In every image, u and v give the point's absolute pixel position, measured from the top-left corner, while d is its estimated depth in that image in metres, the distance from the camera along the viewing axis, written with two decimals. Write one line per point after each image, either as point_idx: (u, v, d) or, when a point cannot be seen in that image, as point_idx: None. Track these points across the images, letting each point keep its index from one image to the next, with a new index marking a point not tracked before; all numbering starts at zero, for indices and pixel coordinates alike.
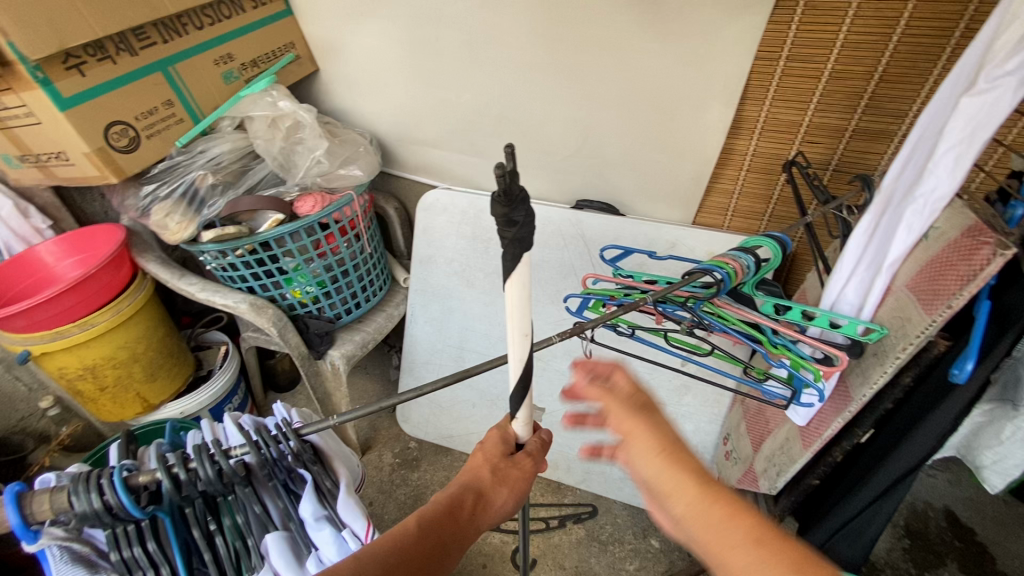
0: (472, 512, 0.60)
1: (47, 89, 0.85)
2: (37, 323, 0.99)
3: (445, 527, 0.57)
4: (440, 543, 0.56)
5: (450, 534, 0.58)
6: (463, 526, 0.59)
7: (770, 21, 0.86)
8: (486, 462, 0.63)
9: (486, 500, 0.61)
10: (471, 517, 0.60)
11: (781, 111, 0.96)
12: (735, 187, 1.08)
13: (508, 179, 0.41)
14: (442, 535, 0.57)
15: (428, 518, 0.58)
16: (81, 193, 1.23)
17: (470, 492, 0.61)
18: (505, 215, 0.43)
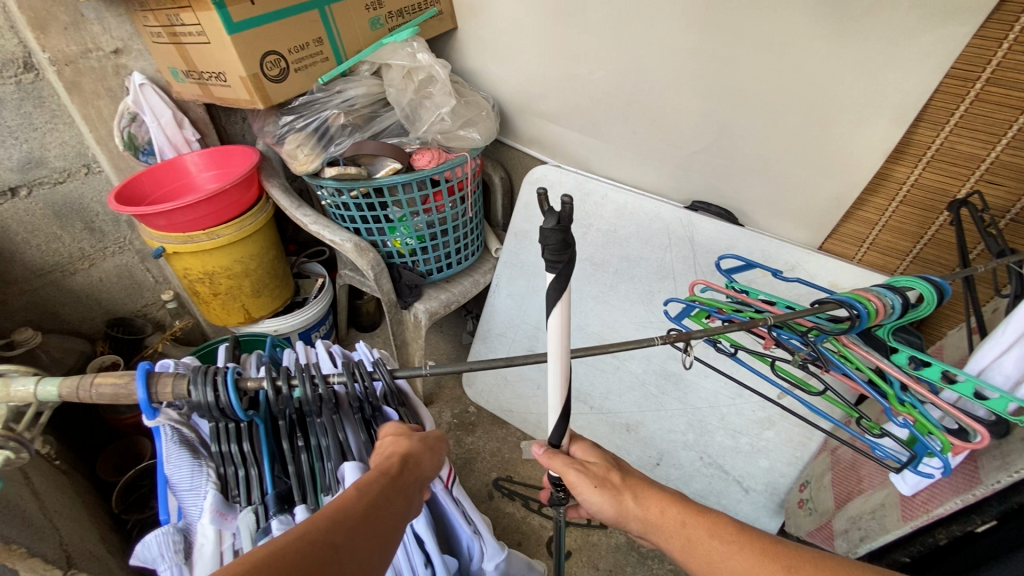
0: (407, 485, 0.54)
1: (221, 12, 0.91)
2: (175, 225, 1.09)
3: (387, 493, 0.51)
4: (386, 510, 0.50)
5: (392, 501, 0.51)
6: (406, 492, 0.53)
7: (976, 35, 0.75)
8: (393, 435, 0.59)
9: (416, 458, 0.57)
10: (408, 482, 0.54)
11: (962, 141, 0.83)
12: (879, 218, 0.97)
13: (568, 211, 0.42)
14: (386, 505, 0.50)
15: (365, 490, 0.50)
16: (227, 113, 1.36)
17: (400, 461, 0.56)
18: (561, 240, 0.44)
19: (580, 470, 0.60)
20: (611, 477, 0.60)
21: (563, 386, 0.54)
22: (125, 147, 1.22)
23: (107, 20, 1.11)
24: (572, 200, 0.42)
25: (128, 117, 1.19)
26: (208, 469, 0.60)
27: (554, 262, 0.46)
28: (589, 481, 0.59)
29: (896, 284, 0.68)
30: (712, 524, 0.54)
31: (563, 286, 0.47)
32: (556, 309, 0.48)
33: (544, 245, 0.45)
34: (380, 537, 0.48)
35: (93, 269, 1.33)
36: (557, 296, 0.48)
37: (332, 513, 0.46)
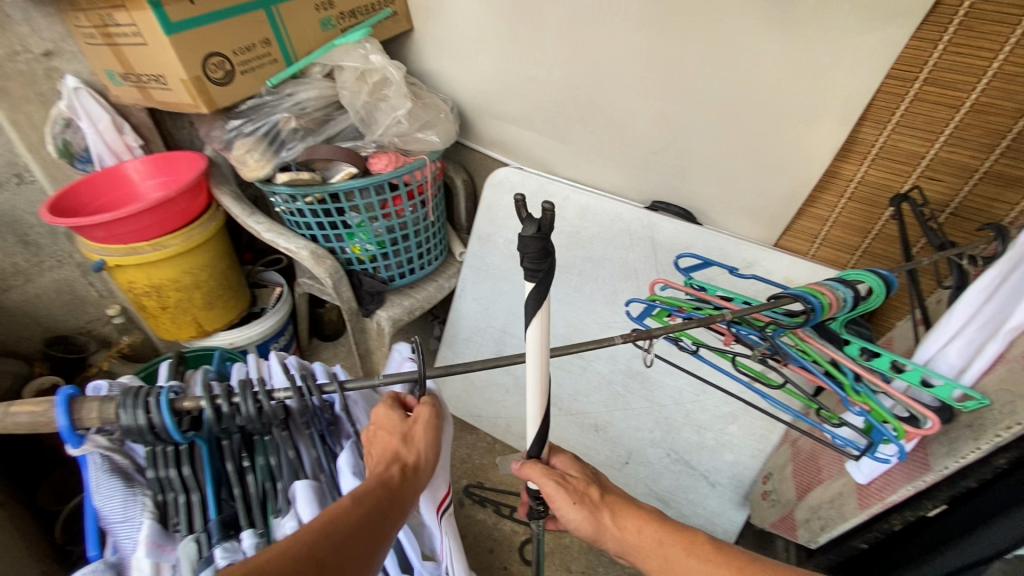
0: (399, 498, 0.53)
1: (157, 12, 0.87)
2: (117, 236, 1.03)
3: (379, 509, 0.51)
4: (377, 524, 0.50)
5: (387, 514, 0.52)
6: (400, 504, 0.53)
7: (914, 37, 0.78)
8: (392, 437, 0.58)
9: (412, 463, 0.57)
10: (403, 496, 0.54)
11: (903, 139, 0.87)
12: (830, 215, 1.00)
13: (549, 217, 0.41)
14: (378, 519, 0.50)
15: (355, 507, 0.50)
16: (172, 118, 1.29)
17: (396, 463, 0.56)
18: (540, 249, 0.42)
19: (560, 482, 0.58)
20: (590, 495, 0.59)
21: (542, 400, 0.54)
22: (59, 154, 1.15)
23: (36, 21, 1.04)
24: (552, 207, 0.41)
25: (62, 123, 1.12)
26: (143, 497, 0.56)
27: (534, 271, 0.44)
28: (568, 497, 0.57)
29: (846, 278, 0.69)
30: (690, 542, 0.54)
31: (542, 294, 0.45)
32: (535, 322, 0.48)
33: (524, 253, 0.43)
34: (365, 552, 0.48)
35: (29, 285, 1.25)
36: (536, 306, 0.46)
37: (323, 524, 0.47)
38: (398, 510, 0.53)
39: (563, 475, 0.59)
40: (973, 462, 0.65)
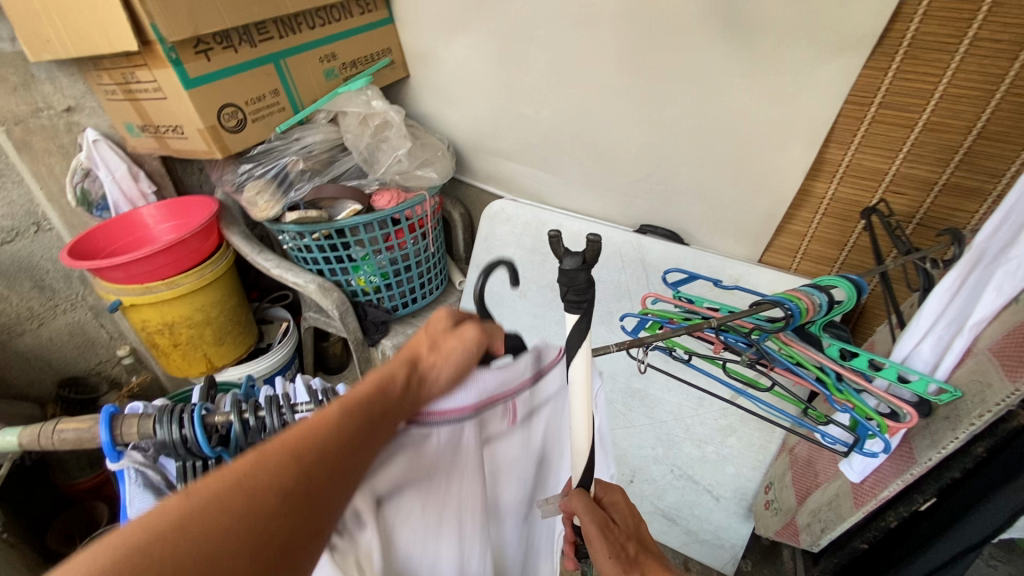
0: (386, 412, 0.46)
1: (177, 69, 0.94)
2: (133, 276, 1.08)
3: (369, 421, 0.44)
4: (367, 440, 0.43)
5: (379, 427, 0.45)
6: (392, 417, 0.46)
7: (866, 66, 0.86)
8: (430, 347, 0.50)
9: (426, 375, 0.50)
10: (401, 408, 0.48)
11: (867, 157, 0.94)
12: (808, 230, 1.07)
13: (591, 251, 0.49)
14: (368, 437, 0.43)
15: (335, 428, 0.41)
16: (183, 165, 1.36)
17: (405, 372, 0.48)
18: (586, 281, 0.50)
19: (604, 528, 0.57)
20: (627, 548, 0.58)
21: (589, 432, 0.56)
22: (77, 202, 1.22)
23: (59, 79, 1.12)
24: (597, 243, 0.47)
25: (81, 172, 1.20)
26: None
27: (577, 302, 0.51)
28: (608, 548, 0.57)
29: (819, 284, 0.74)
30: None
31: (583, 329, 0.52)
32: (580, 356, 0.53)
33: (570, 286, 0.51)
34: (353, 472, 0.42)
35: (42, 328, 1.29)
36: (579, 338, 0.52)
37: (308, 440, 0.39)
38: (385, 424, 0.45)
39: (609, 524, 0.58)
40: (955, 452, 0.70)
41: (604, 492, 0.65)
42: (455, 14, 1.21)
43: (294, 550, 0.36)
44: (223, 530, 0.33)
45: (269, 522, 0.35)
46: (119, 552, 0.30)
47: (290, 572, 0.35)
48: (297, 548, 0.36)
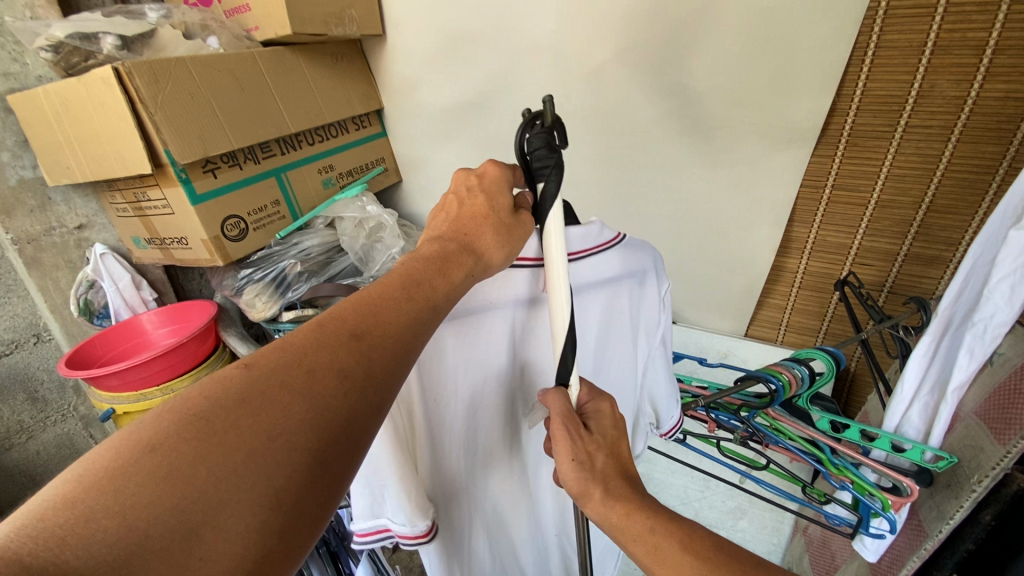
0: (453, 286, 0.52)
1: (186, 186, 1.01)
2: (129, 383, 1.08)
3: (378, 364, 0.45)
4: (379, 379, 0.45)
5: (390, 364, 0.46)
6: (409, 354, 0.48)
7: (814, 155, 0.95)
8: (483, 208, 0.55)
9: (484, 260, 0.54)
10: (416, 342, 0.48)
11: (830, 234, 1.01)
12: (787, 303, 1.12)
13: (550, 109, 0.50)
14: (379, 378, 0.45)
15: (382, 325, 0.46)
16: (185, 272, 1.43)
17: (466, 254, 0.53)
18: (546, 142, 0.49)
19: (570, 432, 0.53)
20: (595, 459, 0.54)
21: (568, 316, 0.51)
22: (80, 312, 1.24)
23: (73, 200, 1.20)
24: (551, 99, 0.49)
25: (85, 285, 1.24)
26: None
27: (543, 166, 0.49)
28: (570, 452, 0.53)
29: (800, 357, 0.77)
30: (686, 538, 0.48)
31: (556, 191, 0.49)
32: (552, 211, 0.49)
33: (533, 150, 0.49)
34: (369, 405, 0.44)
35: (30, 442, 1.28)
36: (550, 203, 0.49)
37: (301, 377, 0.41)
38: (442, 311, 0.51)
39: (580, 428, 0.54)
40: (964, 522, 0.67)
41: (590, 398, 0.58)
42: (443, 125, 1.34)
43: (351, 423, 0.42)
44: (286, 403, 0.39)
45: (323, 399, 0.41)
46: (205, 409, 0.37)
47: (318, 478, 0.40)
48: (356, 421, 0.43)
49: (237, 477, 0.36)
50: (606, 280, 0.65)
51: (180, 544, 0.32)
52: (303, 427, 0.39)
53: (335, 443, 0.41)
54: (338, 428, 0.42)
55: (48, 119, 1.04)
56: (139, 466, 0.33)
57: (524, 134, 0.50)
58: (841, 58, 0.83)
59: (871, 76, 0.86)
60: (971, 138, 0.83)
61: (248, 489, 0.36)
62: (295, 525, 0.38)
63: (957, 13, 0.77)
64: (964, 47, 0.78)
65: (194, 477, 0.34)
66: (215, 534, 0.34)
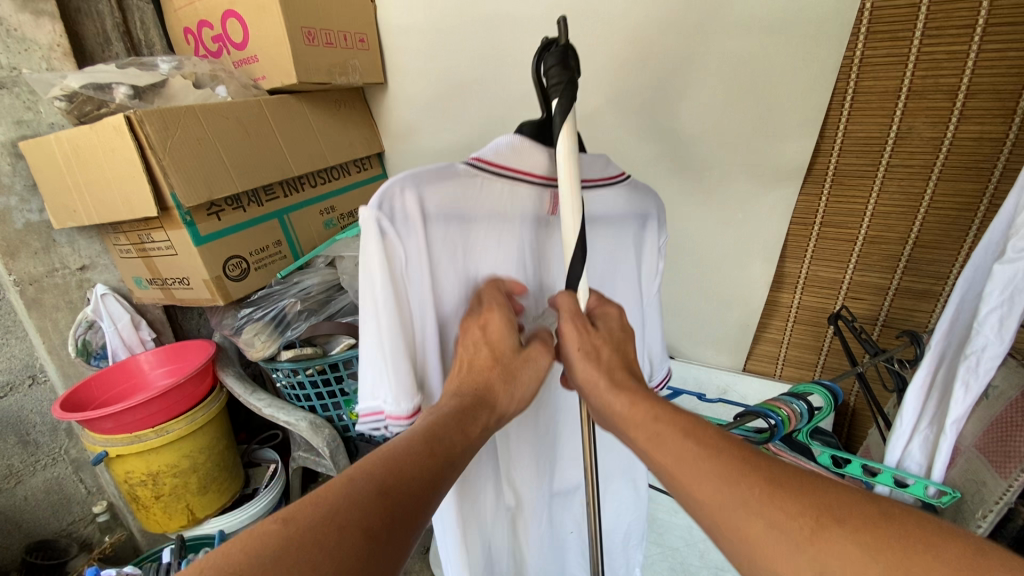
0: (472, 444, 0.52)
1: (190, 229, 1.04)
2: (124, 425, 1.07)
3: (404, 515, 0.40)
4: (405, 531, 0.39)
5: (415, 516, 0.41)
6: (432, 504, 0.44)
7: (802, 194, 0.98)
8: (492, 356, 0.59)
9: (499, 409, 0.56)
10: (436, 490, 0.45)
11: (821, 269, 1.03)
12: (783, 337, 1.13)
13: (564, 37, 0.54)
14: (405, 532, 0.39)
15: (406, 479, 0.42)
16: (184, 312, 1.44)
17: (483, 409, 0.55)
18: (560, 65, 0.55)
19: (579, 326, 0.59)
20: (600, 350, 0.58)
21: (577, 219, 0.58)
22: (77, 352, 1.25)
23: (78, 242, 1.22)
24: (566, 27, 0.53)
25: (84, 325, 1.24)
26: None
27: (557, 87, 0.55)
28: (576, 342, 0.58)
29: (797, 391, 0.77)
30: None
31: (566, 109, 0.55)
32: (564, 127, 0.56)
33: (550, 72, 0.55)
34: (394, 571, 0.37)
35: (18, 487, 1.25)
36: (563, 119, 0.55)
37: (332, 529, 0.35)
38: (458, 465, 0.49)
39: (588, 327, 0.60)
40: None
41: (597, 305, 0.64)
42: None
43: None
44: (313, 562, 0.33)
45: (351, 560, 0.34)
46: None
47: None
48: None
49: None
50: (607, 211, 0.72)
51: None
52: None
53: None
54: None
55: (58, 165, 1.07)
56: None
57: (538, 65, 0.57)
58: (819, 104, 0.89)
59: (852, 119, 0.90)
60: (951, 176, 0.86)
61: None
62: None
63: (928, 61, 0.82)
64: (938, 92, 0.83)
65: None
66: None
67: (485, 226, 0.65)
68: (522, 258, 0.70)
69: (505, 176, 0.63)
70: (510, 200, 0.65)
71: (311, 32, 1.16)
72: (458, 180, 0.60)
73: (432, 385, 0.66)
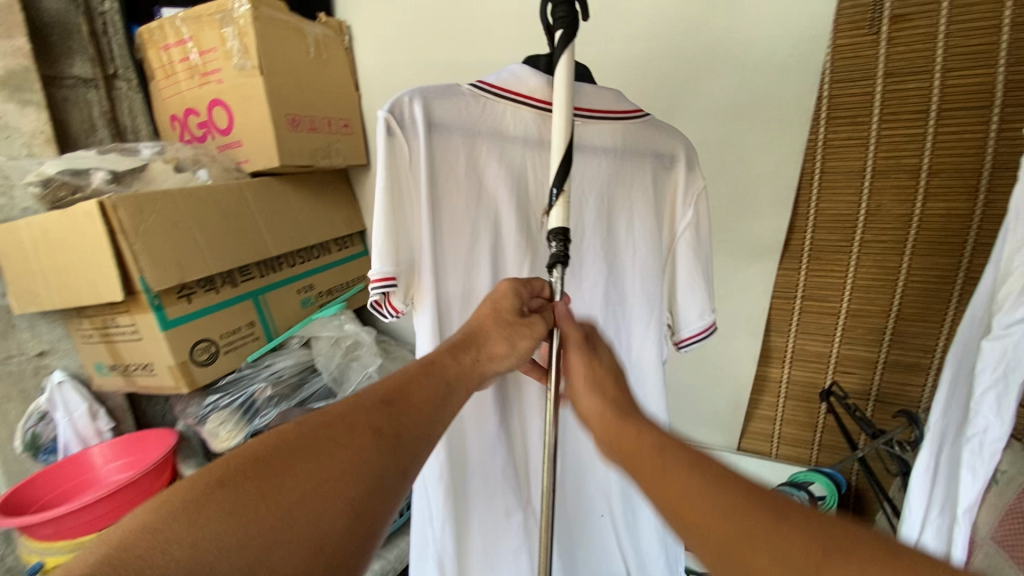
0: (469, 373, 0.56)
1: (157, 313, 1.00)
2: (64, 531, 0.96)
3: (412, 428, 0.48)
4: (412, 440, 0.47)
5: (421, 424, 0.49)
6: (439, 418, 0.51)
7: (781, 268, 0.99)
8: (491, 316, 0.59)
9: (488, 350, 0.58)
10: (445, 408, 0.52)
11: (808, 343, 1.02)
12: (776, 413, 1.09)
13: None
14: (412, 442, 0.47)
15: (411, 401, 0.50)
16: (148, 398, 1.36)
17: (474, 348, 0.57)
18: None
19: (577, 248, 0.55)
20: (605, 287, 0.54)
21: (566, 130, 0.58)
22: (24, 447, 1.15)
23: (39, 327, 1.17)
24: None
25: (36, 416, 1.16)
26: None
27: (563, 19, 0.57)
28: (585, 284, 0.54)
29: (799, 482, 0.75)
30: None
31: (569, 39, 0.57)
32: (563, 59, 0.57)
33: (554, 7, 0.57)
34: (403, 466, 0.45)
35: None
36: (565, 45, 0.57)
37: (346, 428, 0.44)
38: (458, 388, 0.55)
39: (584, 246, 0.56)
40: None
41: None
42: None
43: (381, 483, 0.43)
44: (330, 451, 0.42)
45: (361, 454, 0.43)
46: (248, 458, 0.40)
47: (351, 535, 0.39)
48: (387, 485, 0.43)
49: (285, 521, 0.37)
50: (612, 148, 0.71)
51: None
52: (343, 480, 0.41)
53: (373, 495, 0.42)
54: (375, 484, 0.42)
55: (25, 249, 1.04)
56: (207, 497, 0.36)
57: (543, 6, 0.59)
58: (788, 182, 0.94)
59: (822, 196, 0.93)
60: (925, 250, 0.88)
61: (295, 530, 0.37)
62: None
63: (888, 141, 0.87)
64: (901, 172, 0.87)
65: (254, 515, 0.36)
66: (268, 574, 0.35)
67: (488, 144, 0.68)
68: (527, 173, 0.71)
69: (506, 99, 0.67)
70: (514, 122, 0.68)
71: (296, 118, 1.20)
72: (463, 99, 0.66)
73: (424, 261, 0.68)
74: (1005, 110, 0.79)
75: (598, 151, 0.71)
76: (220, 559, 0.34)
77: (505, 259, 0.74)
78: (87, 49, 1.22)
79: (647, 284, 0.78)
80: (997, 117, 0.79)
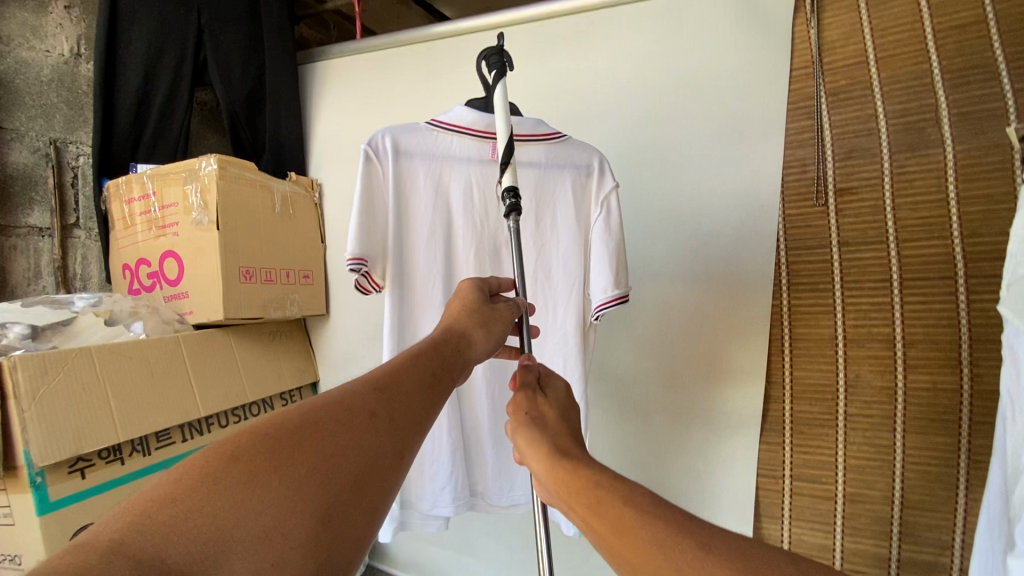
0: (452, 371, 0.60)
1: (37, 492, 0.83)
2: None
3: (408, 409, 0.51)
4: (407, 417, 0.50)
5: (416, 404, 0.52)
6: (432, 402, 0.55)
7: (763, 441, 0.95)
8: (462, 309, 0.68)
9: (469, 341, 0.64)
10: (438, 390, 0.57)
11: (806, 533, 0.91)
12: None
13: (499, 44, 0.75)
14: (408, 417, 0.51)
15: (401, 385, 0.53)
16: None
17: (456, 342, 0.63)
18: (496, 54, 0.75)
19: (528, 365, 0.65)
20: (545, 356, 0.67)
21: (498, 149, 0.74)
22: None
23: None
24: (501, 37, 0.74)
25: None
26: None
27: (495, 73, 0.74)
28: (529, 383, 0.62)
29: None
30: None
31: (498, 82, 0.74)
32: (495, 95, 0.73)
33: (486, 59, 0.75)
34: (402, 439, 0.49)
35: None
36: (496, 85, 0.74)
37: (345, 406, 0.47)
38: (444, 376, 0.59)
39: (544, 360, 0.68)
40: None
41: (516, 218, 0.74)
42: None
43: (377, 463, 0.46)
44: (329, 433, 0.44)
45: (359, 432, 0.46)
46: (260, 434, 0.42)
47: (359, 503, 0.43)
48: (383, 466, 0.46)
49: (295, 493, 0.39)
50: (541, 161, 0.88)
51: (257, 546, 0.36)
52: (345, 458, 0.43)
53: (369, 475, 0.45)
54: (373, 462, 0.45)
55: None
56: (216, 478, 0.37)
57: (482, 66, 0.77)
58: (759, 347, 0.96)
59: (796, 365, 0.93)
60: (918, 429, 0.84)
61: (304, 501, 0.39)
62: (340, 554, 0.40)
63: (855, 313, 0.89)
64: (875, 341, 0.88)
65: (263, 491, 0.38)
66: (284, 542, 0.37)
67: (446, 162, 0.88)
68: (473, 185, 0.89)
69: (453, 130, 0.87)
70: (460, 148, 0.87)
71: (249, 270, 1.16)
72: (420, 132, 0.87)
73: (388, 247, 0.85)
74: (970, 281, 0.83)
75: (530, 163, 0.88)
76: (243, 519, 0.36)
77: (458, 244, 0.90)
78: (50, 200, 1.21)
79: (568, 263, 0.90)
80: (964, 286, 0.83)
